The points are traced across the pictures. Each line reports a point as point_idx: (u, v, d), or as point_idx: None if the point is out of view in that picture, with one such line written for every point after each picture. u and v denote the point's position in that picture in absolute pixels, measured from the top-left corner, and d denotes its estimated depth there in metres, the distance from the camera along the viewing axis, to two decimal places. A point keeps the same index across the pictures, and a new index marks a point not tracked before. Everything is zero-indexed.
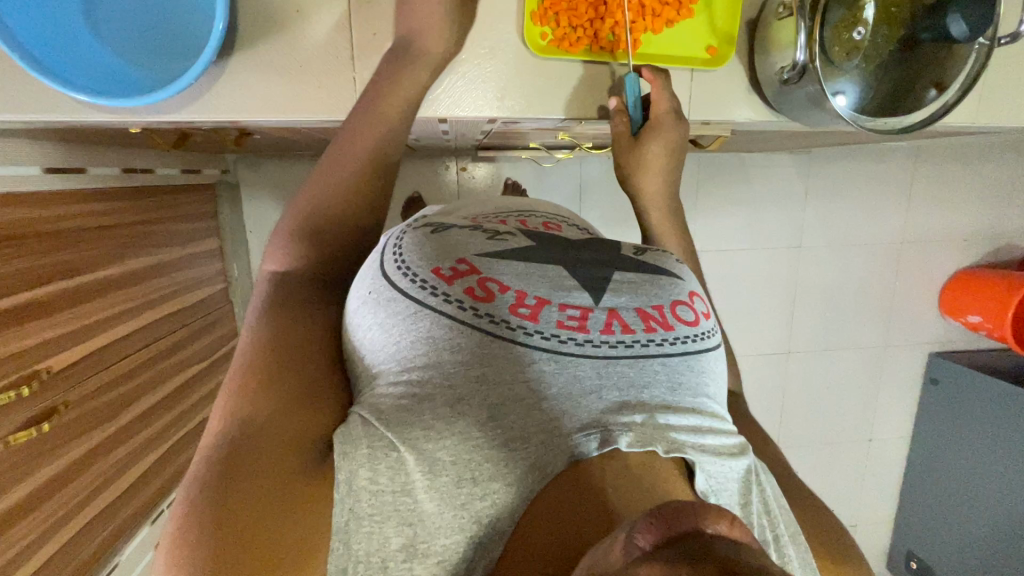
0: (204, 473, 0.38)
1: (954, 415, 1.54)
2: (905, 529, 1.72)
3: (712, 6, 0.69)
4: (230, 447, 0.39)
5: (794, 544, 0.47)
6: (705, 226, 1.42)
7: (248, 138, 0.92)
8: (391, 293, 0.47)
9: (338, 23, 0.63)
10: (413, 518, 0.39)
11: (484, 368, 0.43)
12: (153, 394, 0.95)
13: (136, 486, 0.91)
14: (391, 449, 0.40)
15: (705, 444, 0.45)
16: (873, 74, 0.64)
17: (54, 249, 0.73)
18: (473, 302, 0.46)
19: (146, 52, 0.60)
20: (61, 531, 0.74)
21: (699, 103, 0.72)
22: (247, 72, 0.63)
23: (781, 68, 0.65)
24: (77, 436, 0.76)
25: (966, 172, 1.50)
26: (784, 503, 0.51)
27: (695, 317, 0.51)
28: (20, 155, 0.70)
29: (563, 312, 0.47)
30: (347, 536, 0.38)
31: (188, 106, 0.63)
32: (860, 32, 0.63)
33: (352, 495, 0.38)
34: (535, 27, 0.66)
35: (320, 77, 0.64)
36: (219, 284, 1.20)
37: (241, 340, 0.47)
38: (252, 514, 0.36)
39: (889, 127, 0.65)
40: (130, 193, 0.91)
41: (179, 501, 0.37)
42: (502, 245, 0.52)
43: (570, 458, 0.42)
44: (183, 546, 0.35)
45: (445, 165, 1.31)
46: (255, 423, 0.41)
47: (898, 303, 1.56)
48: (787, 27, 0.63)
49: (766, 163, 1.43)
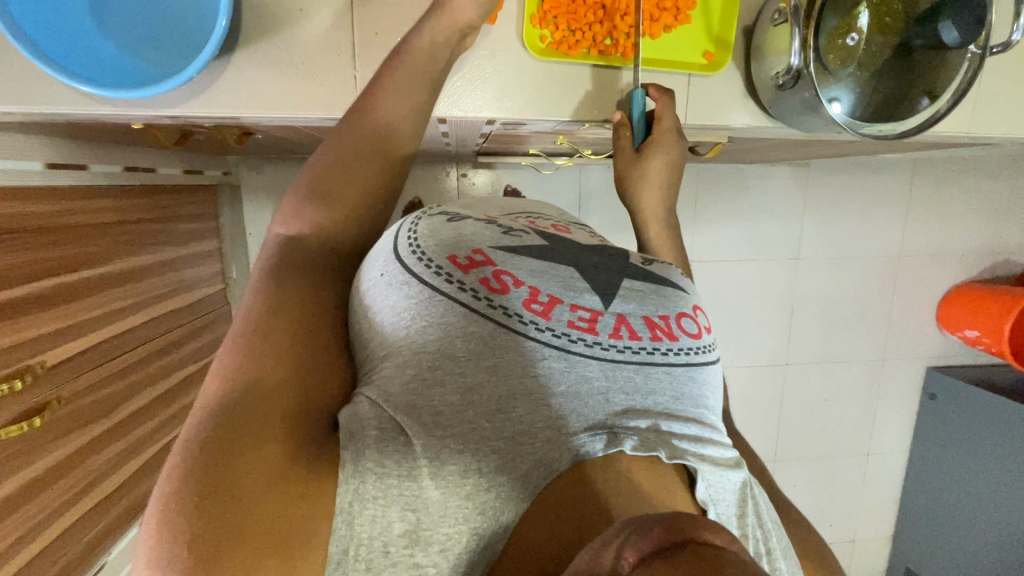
0: (198, 447, 0.36)
1: (952, 430, 1.53)
2: (903, 545, 1.70)
3: (709, 12, 0.70)
4: (227, 418, 0.37)
5: (785, 558, 0.47)
6: (702, 236, 1.43)
7: (250, 138, 0.92)
8: (404, 277, 0.47)
9: (339, 21, 0.63)
10: (418, 504, 0.38)
11: (495, 359, 0.44)
12: (144, 395, 0.94)
13: (126, 485, 0.90)
14: (401, 433, 0.40)
15: (706, 453, 0.45)
16: (868, 82, 0.65)
17: (54, 245, 0.73)
18: (487, 293, 0.46)
19: (151, 47, 0.61)
20: (50, 527, 0.73)
21: (695, 107, 0.73)
22: (251, 69, 0.64)
23: (776, 73, 0.66)
24: (69, 432, 0.76)
25: (963, 187, 1.51)
26: (778, 520, 0.50)
27: (698, 330, 0.51)
28: (24, 149, 0.71)
29: (573, 313, 0.47)
30: (351, 516, 0.37)
31: (191, 100, 0.64)
32: (853, 39, 0.63)
33: (358, 476, 0.37)
34: (535, 29, 0.67)
35: (321, 74, 0.65)
36: (217, 285, 1.20)
37: (239, 311, 0.45)
38: (249, 496, 0.35)
39: (882, 134, 0.66)
40: (131, 191, 0.91)
41: (168, 476, 0.35)
42: (516, 240, 0.52)
43: (573, 459, 0.42)
44: (171, 517, 0.34)
45: (446, 171, 1.32)
46: (254, 396, 0.39)
47: (895, 316, 1.56)
48: (781, 34, 0.64)
49: (765, 174, 1.44)
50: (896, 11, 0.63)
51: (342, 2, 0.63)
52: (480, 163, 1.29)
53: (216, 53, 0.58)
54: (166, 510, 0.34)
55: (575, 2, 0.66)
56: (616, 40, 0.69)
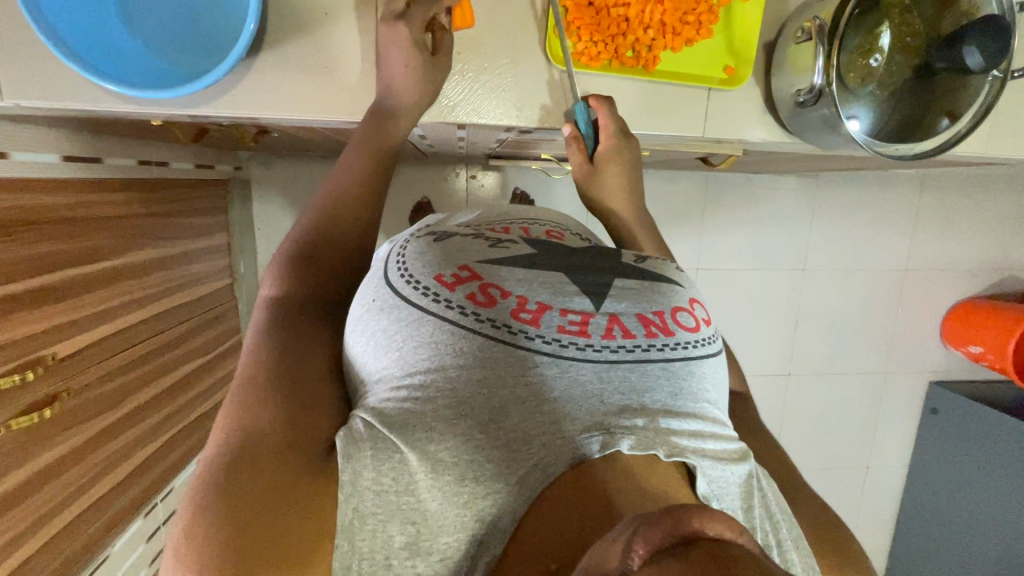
0: (210, 479, 0.39)
1: (953, 445, 1.53)
2: (901, 560, 1.70)
3: (732, 26, 0.70)
4: (234, 451, 0.40)
5: (797, 550, 0.47)
6: (709, 244, 1.43)
7: (266, 136, 0.92)
8: (394, 300, 0.48)
9: (361, 26, 0.64)
10: (417, 517, 0.40)
11: (486, 372, 0.44)
12: (152, 387, 0.93)
13: (131, 478, 0.90)
14: (394, 451, 0.41)
15: (705, 448, 0.46)
16: (885, 102, 0.65)
17: (68, 237, 0.74)
18: (475, 308, 0.47)
19: (177, 47, 0.62)
20: (56, 518, 0.73)
21: (714, 122, 0.73)
22: (273, 72, 0.64)
23: (796, 91, 0.67)
24: (77, 423, 0.76)
25: (971, 203, 1.50)
26: (791, 517, 0.50)
27: (695, 323, 0.51)
28: (39, 143, 0.71)
29: (564, 317, 0.48)
30: (352, 534, 0.39)
31: (215, 100, 0.64)
32: (876, 59, 0.64)
33: (356, 495, 0.39)
34: (557, 40, 0.67)
35: (344, 79, 0.65)
36: (225, 279, 1.20)
37: (245, 349, 0.49)
38: (253, 517, 0.37)
39: (900, 154, 0.67)
40: (143, 185, 0.91)
41: (183, 512, 0.38)
42: (503, 252, 0.53)
43: (574, 459, 0.43)
44: (192, 552, 0.36)
45: (455, 172, 1.32)
46: (260, 426, 0.42)
47: (899, 331, 1.56)
48: (804, 52, 0.64)
49: (774, 184, 1.43)
50: (917, 32, 0.64)
51: (366, 7, 0.63)
52: (490, 165, 1.29)
53: (242, 56, 0.59)
54: (181, 547, 0.37)
55: (598, 13, 0.66)
56: (638, 52, 0.69)
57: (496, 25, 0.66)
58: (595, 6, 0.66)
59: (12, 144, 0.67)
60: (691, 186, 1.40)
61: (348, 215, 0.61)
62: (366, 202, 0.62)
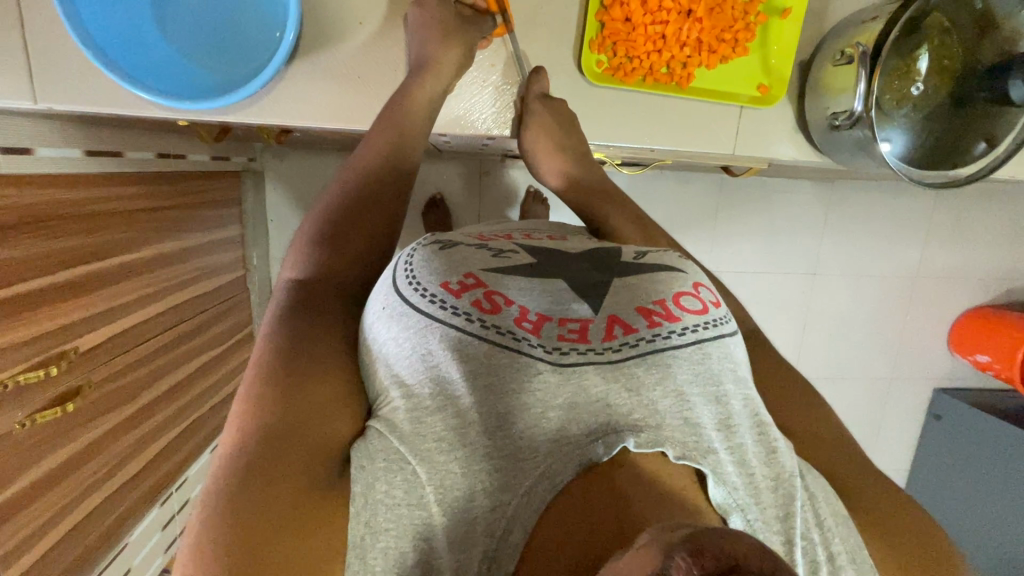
0: (222, 492, 0.40)
1: (956, 452, 1.54)
2: None
3: (767, 44, 0.70)
4: (248, 463, 0.41)
5: (853, 563, 0.45)
6: (721, 247, 1.43)
7: (287, 134, 0.93)
8: (403, 307, 0.48)
9: (394, 36, 0.66)
10: (427, 531, 0.41)
11: (492, 378, 0.45)
12: (167, 380, 0.93)
13: (147, 471, 0.90)
14: (405, 462, 0.42)
15: (728, 451, 0.46)
16: (916, 124, 0.67)
17: (90, 231, 0.74)
18: (480, 314, 0.48)
19: (213, 56, 0.64)
20: (80, 505, 0.75)
21: (744, 139, 0.74)
22: (306, 79, 0.66)
23: (833, 114, 0.66)
24: (98, 416, 0.77)
25: (986, 213, 1.50)
26: (846, 521, 0.48)
27: (702, 305, 0.51)
28: (59, 138, 0.72)
29: (562, 327, 0.49)
30: (363, 552, 0.40)
31: (247, 109, 0.66)
32: (916, 86, 0.66)
33: (368, 508, 0.41)
34: (592, 53, 0.68)
35: (375, 87, 0.67)
36: (239, 271, 1.20)
37: (258, 346, 0.49)
38: (267, 530, 0.38)
39: (937, 181, 0.66)
40: (164, 177, 0.91)
41: (193, 531, 0.39)
42: (506, 262, 0.54)
43: (580, 466, 0.44)
44: (201, 567, 0.37)
45: (469, 168, 1.31)
46: (275, 431, 0.43)
47: (907, 337, 1.56)
48: (844, 74, 0.64)
49: (790, 189, 1.42)
50: (954, 55, 0.66)
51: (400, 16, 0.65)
52: (504, 163, 1.29)
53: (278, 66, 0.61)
54: (191, 566, 0.37)
55: (635, 30, 0.66)
56: (672, 69, 0.69)
57: (528, 37, 0.68)
58: (632, 22, 0.66)
59: (36, 141, 0.68)
60: (706, 189, 1.39)
61: (377, 213, 0.59)
62: (396, 198, 0.61)
